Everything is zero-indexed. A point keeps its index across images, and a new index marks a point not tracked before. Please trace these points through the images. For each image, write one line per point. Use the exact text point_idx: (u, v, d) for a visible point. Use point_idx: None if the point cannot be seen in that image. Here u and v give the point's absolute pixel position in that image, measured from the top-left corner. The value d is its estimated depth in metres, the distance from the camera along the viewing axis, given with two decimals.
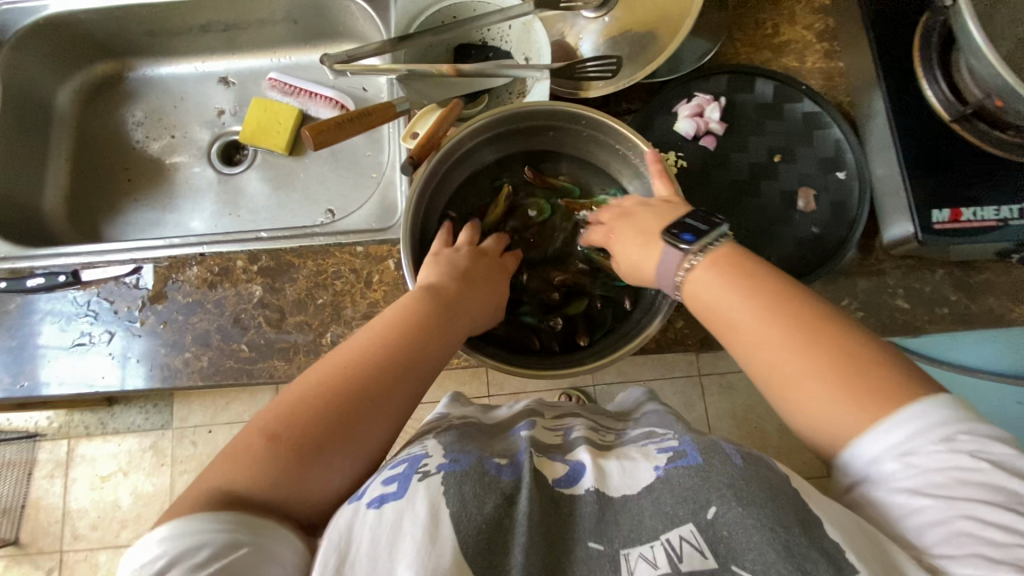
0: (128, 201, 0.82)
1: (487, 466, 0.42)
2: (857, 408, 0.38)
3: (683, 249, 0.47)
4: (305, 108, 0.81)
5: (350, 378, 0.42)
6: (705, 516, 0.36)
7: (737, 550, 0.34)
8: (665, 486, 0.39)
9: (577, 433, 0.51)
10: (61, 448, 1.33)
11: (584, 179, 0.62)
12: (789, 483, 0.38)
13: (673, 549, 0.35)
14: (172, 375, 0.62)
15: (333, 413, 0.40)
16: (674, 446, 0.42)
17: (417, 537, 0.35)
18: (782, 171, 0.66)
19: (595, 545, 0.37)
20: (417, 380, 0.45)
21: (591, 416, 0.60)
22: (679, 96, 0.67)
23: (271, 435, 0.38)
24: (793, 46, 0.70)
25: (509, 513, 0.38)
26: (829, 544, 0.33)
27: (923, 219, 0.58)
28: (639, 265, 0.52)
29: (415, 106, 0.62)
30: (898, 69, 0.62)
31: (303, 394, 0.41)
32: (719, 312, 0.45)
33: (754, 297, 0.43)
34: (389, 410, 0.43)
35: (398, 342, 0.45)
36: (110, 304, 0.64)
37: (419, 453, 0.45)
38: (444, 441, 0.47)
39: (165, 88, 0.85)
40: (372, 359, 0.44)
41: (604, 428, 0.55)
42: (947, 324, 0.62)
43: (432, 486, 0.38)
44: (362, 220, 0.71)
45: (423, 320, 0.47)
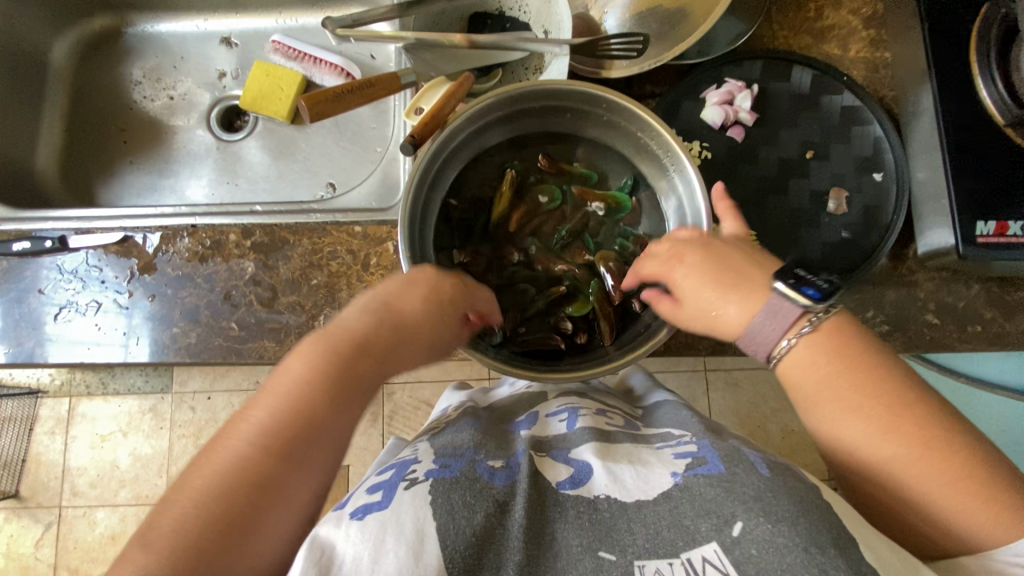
0: (124, 163, 0.78)
1: (480, 470, 0.40)
2: (988, 517, 0.36)
3: (807, 305, 0.39)
4: (309, 74, 0.76)
5: (237, 459, 0.37)
6: (730, 533, 0.34)
7: (766, 569, 0.32)
8: (685, 495, 0.36)
9: (581, 420, 0.48)
10: (63, 405, 1.34)
11: (602, 167, 0.58)
12: (819, 494, 0.36)
13: (694, 570, 0.33)
14: (160, 350, 0.60)
15: (219, 504, 0.35)
16: (692, 452, 0.40)
17: (399, 551, 0.33)
18: (814, 168, 0.62)
19: (606, 555, 0.35)
20: (315, 427, 0.39)
21: (598, 397, 0.57)
22: (707, 81, 0.62)
23: (144, 544, 0.34)
24: (836, 31, 0.64)
25: (501, 524, 0.36)
26: (864, 567, 0.32)
27: (965, 230, 0.53)
28: (718, 312, 0.43)
29: (421, 78, 0.58)
30: (951, 64, 0.56)
31: (184, 486, 0.36)
32: (819, 394, 0.40)
33: (861, 382, 0.39)
34: (284, 467, 0.38)
35: (282, 396, 0.40)
36: (98, 272, 0.62)
37: (410, 459, 0.45)
38: (438, 444, 0.46)
39: (165, 45, 0.81)
40: (261, 432, 0.38)
41: (612, 412, 0.53)
42: (979, 343, 0.58)
43: (418, 497, 0.37)
44: (363, 197, 0.68)
45: (317, 366, 0.41)
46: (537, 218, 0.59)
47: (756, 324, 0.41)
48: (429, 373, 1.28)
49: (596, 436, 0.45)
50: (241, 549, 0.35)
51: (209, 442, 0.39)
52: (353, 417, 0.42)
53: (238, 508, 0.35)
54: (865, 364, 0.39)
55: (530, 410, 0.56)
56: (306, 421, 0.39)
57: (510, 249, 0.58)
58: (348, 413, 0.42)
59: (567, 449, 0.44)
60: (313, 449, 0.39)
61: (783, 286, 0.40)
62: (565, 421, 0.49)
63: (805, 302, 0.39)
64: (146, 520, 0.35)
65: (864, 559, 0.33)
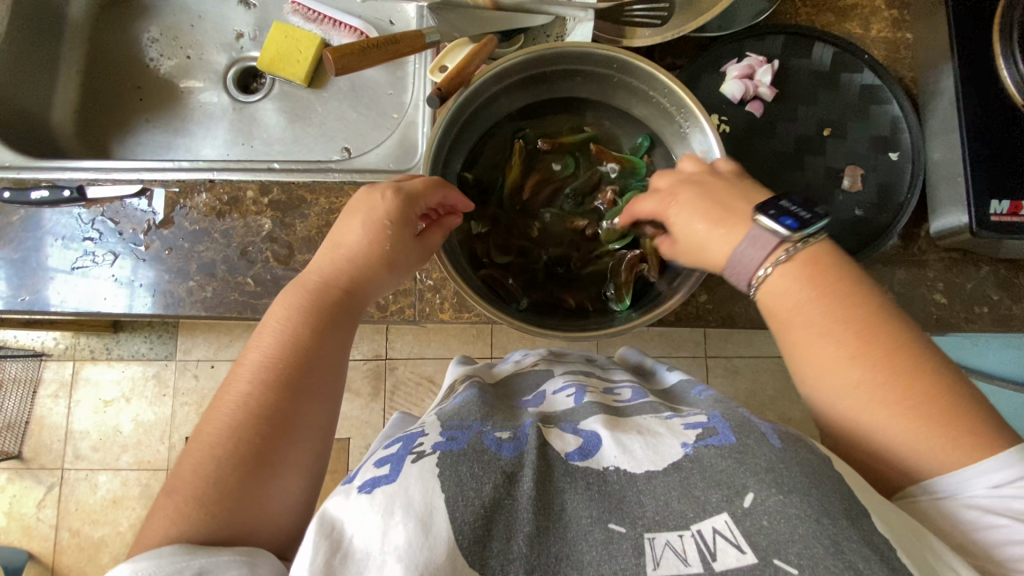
0: (139, 121, 0.78)
1: (486, 442, 0.39)
2: (945, 446, 0.36)
3: (783, 236, 0.41)
4: (327, 37, 0.76)
5: (244, 399, 0.40)
6: (741, 504, 0.33)
7: (778, 541, 0.31)
8: (695, 466, 0.35)
9: (589, 396, 0.48)
10: (67, 369, 1.34)
11: (614, 133, 0.59)
12: (832, 465, 0.35)
13: (705, 544, 0.32)
14: (176, 303, 0.60)
15: (234, 443, 0.38)
16: (702, 422, 0.39)
17: (408, 524, 0.32)
18: (830, 146, 0.62)
19: (616, 527, 0.34)
20: (308, 366, 0.43)
21: (604, 375, 0.58)
22: (729, 55, 0.62)
23: (170, 492, 0.37)
24: (859, 10, 0.64)
25: (510, 494, 0.35)
26: (880, 541, 0.31)
27: (980, 210, 0.54)
28: (704, 247, 0.45)
29: (445, 39, 0.58)
30: (975, 44, 0.56)
31: (199, 436, 0.39)
32: (790, 321, 0.41)
33: (825, 311, 0.40)
34: (290, 401, 0.41)
35: (273, 345, 0.43)
36: (115, 224, 0.62)
37: (417, 432, 0.43)
38: (444, 416, 0.44)
39: (182, 4, 0.80)
40: (260, 372, 0.41)
41: (621, 389, 0.53)
42: (985, 324, 0.59)
43: (425, 469, 0.36)
44: (379, 160, 0.68)
45: (303, 318, 0.44)
46: (551, 185, 0.59)
47: (738, 255, 0.42)
48: (432, 349, 1.29)
49: (605, 411, 0.44)
50: (264, 487, 0.38)
51: (211, 401, 0.41)
52: (344, 350, 0.45)
53: (254, 444, 0.39)
54: (830, 298, 0.40)
55: (536, 385, 0.56)
56: (299, 356, 0.43)
57: (529, 217, 0.58)
58: (339, 347, 0.45)
59: (574, 422, 0.43)
60: (314, 378, 0.42)
61: (764, 218, 0.42)
62: (573, 395, 0.49)
63: (782, 232, 0.41)
64: (173, 472, 0.39)
65: (875, 529, 0.31)
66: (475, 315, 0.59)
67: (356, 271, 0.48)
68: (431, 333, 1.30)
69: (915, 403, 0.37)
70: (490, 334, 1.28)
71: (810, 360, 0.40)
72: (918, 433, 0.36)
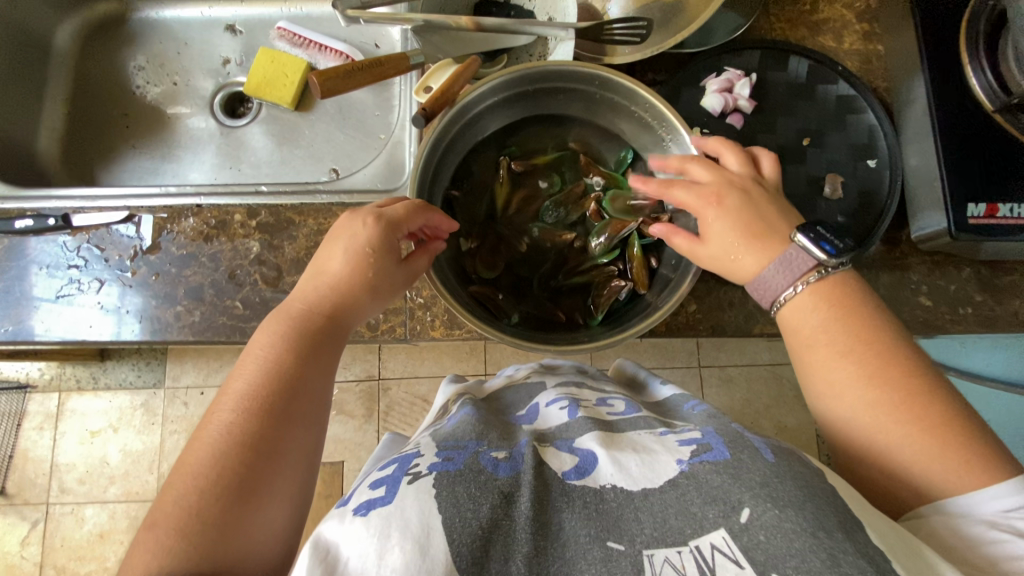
0: (126, 148, 0.78)
1: (483, 461, 0.39)
2: (953, 468, 0.37)
3: (821, 259, 0.43)
4: (313, 61, 0.77)
5: (227, 427, 0.40)
6: (738, 519, 0.33)
7: (775, 556, 0.31)
8: (691, 482, 0.35)
9: (583, 411, 0.48)
10: (52, 400, 1.32)
11: (597, 148, 0.59)
12: (825, 479, 0.36)
13: (704, 559, 0.32)
14: (163, 328, 0.60)
15: (216, 472, 0.38)
16: (696, 438, 0.39)
17: (406, 546, 0.31)
18: (810, 155, 0.63)
19: (615, 545, 0.33)
20: (290, 392, 0.42)
21: (596, 386, 0.58)
22: (708, 70, 0.64)
23: (151, 525, 0.36)
24: (831, 24, 0.66)
25: (508, 515, 0.35)
26: (874, 553, 0.31)
27: (958, 214, 0.55)
28: (734, 255, 0.46)
29: (429, 60, 0.59)
30: (942, 55, 0.58)
31: (181, 468, 0.39)
32: (809, 341, 0.44)
33: (845, 332, 0.42)
34: (274, 427, 0.41)
35: (255, 372, 0.43)
36: (100, 251, 0.62)
37: (413, 452, 0.43)
38: (439, 437, 0.44)
39: (169, 32, 0.81)
40: (245, 400, 0.41)
41: (614, 402, 0.53)
42: (970, 325, 0.60)
43: (422, 491, 0.35)
44: (368, 180, 0.68)
45: (284, 346, 0.45)
46: (537, 201, 0.59)
47: (766, 274, 0.45)
48: (425, 368, 1.28)
49: (599, 426, 0.44)
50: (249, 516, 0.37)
51: (194, 432, 0.41)
52: (327, 376, 0.45)
53: (237, 473, 0.38)
54: (848, 322, 0.43)
55: (529, 399, 0.56)
56: (283, 383, 0.42)
57: (518, 232, 0.58)
58: (322, 373, 0.45)
59: (571, 439, 0.42)
60: (297, 402, 0.42)
61: (804, 239, 0.44)
62: (566, 409, 0.49)
63: (821, 256, 0.43)
64: (154, 507, 0.38)
65: (870, 540, 0.32)
66: (466, 332, 0.59)
67: (337, 298, 0.48)
68: (425, 352, 1.30)
69: (928, 423, 0.38)
70: (484, 350, 1.27)
71: (827, 379, 0.42)
72: (928, 451, 0.38)
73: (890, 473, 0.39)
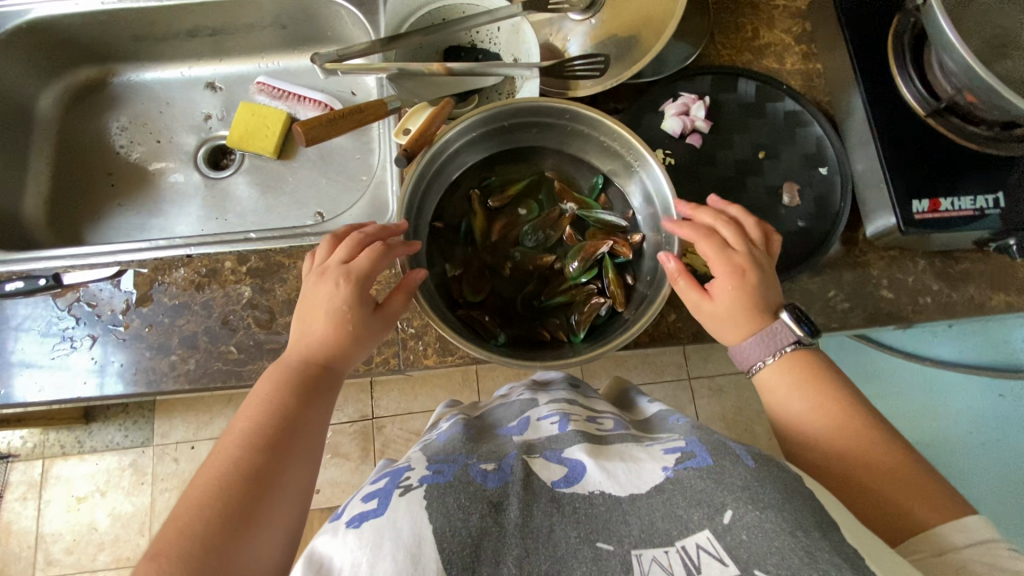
0: (111, 206, 0.80)
1: (473, 474, 0.40)
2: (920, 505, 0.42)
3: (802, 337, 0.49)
4: (293, 111, 0.81)
5: (235, 460, 0.41)
6: (721, 520, 0.35)
7: (757, 554, 0.32)
8: (676, 487, 0.37)
9: (572, 424, 0.50)
10: (35, 469, 1.28)
11: (571, 175, 0.63)
12: (803, 482, 0.38)
13: (690, 559, 0.34)
14: (158, 378, 0.60)
15: (224, 502, 0.39)
16: (681, 447, 0.41)
17: (397, 554, 0.33)
18: (766, 167, 0.68)
19: (604, 546, 0.35)
20: (294, 430, 0.44)
21: (587, 401, 0.60)
22: (665, 96, 0.69)
23: (156, 552, 0.36)
24: (772, 48, 0.72)
25: (497, 522, 0.36)
26: (850, 551, 0.33)
27: (905, 211, 0.60)
28: (725, 322, 0.51)
29: (405, 104, 0.63)
30: (874, 69, 0.64)
31: (188, 498, 0.40)
32: (786, 394, 0.49)
33: (817, 381, 0.49)
34: (280, 463, 0.42)
35: (262, 411, 0.45)
36: (92, 307, 0.63)
37: (404, 467, 0.45)
38: (431, 452, 0.46)
39: (150, 93, 0.84)
40: (252, 435, 0.43)
41: (602, 416, 0.55)
42: (931, 313, 0.64)
43: (414, 502, 0.37)
44: (354, 220, 0.71)
45: (288, 385, 0.47)
46: (517, 227, 0.62)
47: (745, 345, 0.50)
48: (420, 404, 1.29)
49: (586, 437, 0.45)
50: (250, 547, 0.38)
51: (201, 464, 0.42)
52: (325, 418, 0.48)
53: (239, 499, 0.39)
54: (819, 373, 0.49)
55: (522, 414, 0.57)
56: (285, 418, 0.44)
57: (501, 257, 0.61)
58: (321, 414, 0.47)
59: (560, 449, 0.44)
60: (301, 441, 0.44)
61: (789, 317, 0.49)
62: (557, 423, 0.51)
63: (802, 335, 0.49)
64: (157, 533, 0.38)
65: (846, 541, 0.34)
66: (457, 358, 0.61)
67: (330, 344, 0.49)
68: (418, 387, 1.30)
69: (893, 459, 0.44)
70: (475, 379, 1.29)
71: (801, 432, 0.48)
72: (904, 485, 0.43)
73: (872, 508, 0.43)
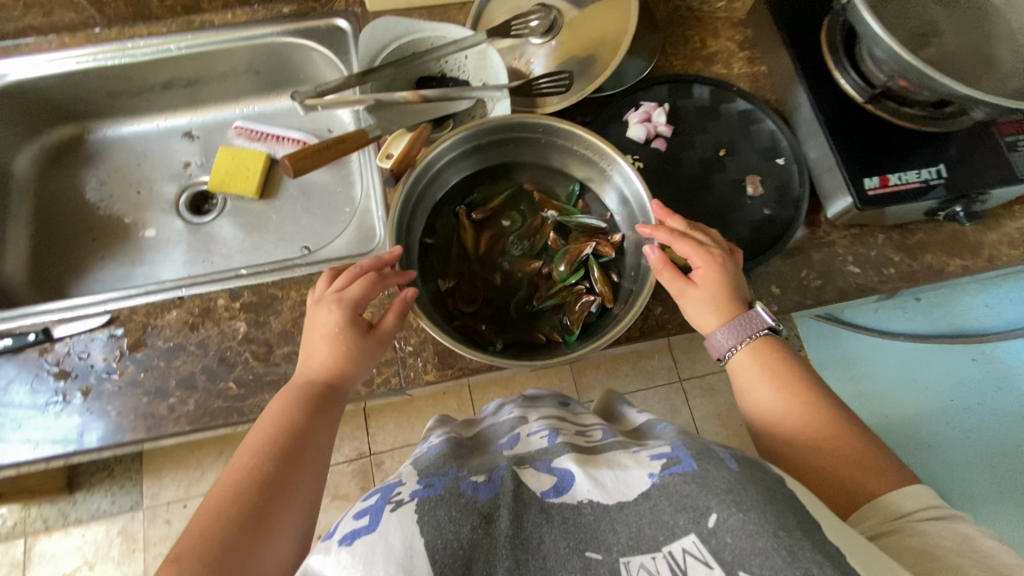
0: (94, 260, 0.80)
1: (464, 486, 0.41)
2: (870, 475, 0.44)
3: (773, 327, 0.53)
4: (272, 151, 0.83)
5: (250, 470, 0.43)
6: (705, 524, 0.35)
7: (741, 555, 0.33)
8: (662, 493, 0.38)
9: (560, 438, 0.51)
10: (17, 548, 1.21)
11: (549, 185, 0.66)
12: (785, 482, 0.38)
13: (676, 562, 0.35)
14: (157, 423, 0.60)
15: (240, 509, 0.40)
16: (665, 453, 0.42)
17: (389, 570, 0.34)
18: (729, 163, 0.72)
19: (593, 555, 0.36)
20: (305, 442, 0.46)
21: (575, 419, 0.61)
22: (627, 106, 0.73)
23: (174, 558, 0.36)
24: (719, 55, 0.78)
25: (488, 533, 0.37)
26: (831, 549, 0.33)
27: (858, 189, 0.64)
28: (700, 313, 0.55)
29: (386, 132, 0.66)
30: (812, 65, 0.69)
31: (204, 509, 0.40)
32: (751, 383, 0.52)
33: (780, 369, 0.51)
34: (293, 472, 0.43)
35: (274, 425, 0.46)
36: (84, 358, 0.62)
37: (395, 481, 0.45)
38: (420, 466, 0.47)
39: (128, 147, 0.86)
40: (266, 447, 0.44)
41: (589, 431, 0.56)
42: (896, 283, 0.68)
43: (404, 516, 0.37)
44: (342, 248, 0.73)
45: (297, 401, 0.48)
46: (503, 239, 0.65)
47: (718, 335, 0.53)
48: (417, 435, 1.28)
49: (574, 449, 0.47)
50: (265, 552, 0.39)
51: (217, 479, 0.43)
52: (334, 431, 0.49)
53: (253, 504, 0.40)
54: (781, 363, 0.52)
55: (512, 431, 0.59)
56: (297, 431, 0.46)
57: (491, 268, 0.63)
58: (329, 429, 0.48)
59: (549, 460, 0.45)
60: (311, 453, 0.45)
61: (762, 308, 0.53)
62: (546, 437, 0.52)
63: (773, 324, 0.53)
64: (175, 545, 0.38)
65: (828, 538, 0.35)
66: (455, 371, 0.62)
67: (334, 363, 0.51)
68: (414, 419, 1.30)
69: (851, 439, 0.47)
70: (472, 403, 1.29)
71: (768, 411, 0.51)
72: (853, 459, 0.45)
73: (834, 488, 0.45)
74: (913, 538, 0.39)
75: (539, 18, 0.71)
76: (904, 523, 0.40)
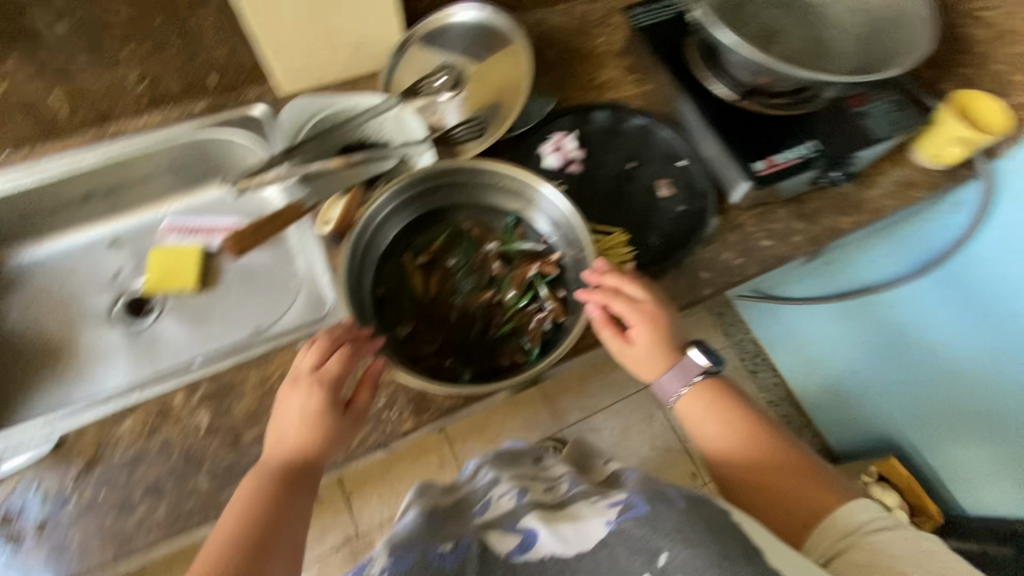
0: (28, 388, 0.76)
1: (434, 556, 0.50)
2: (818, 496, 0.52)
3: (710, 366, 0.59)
4: (206, 243, 0.84)
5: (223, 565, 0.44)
6: (656, 564, 0.41)
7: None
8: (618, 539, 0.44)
9: (527, 496, 0.57)
10: None
11: (485, 219, 0.70)
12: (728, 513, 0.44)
13: None
14: (127, 540, 0.56)
15: None
16: (621, 500, 0.48)
17: None
18: (639, 172, 0.80)
19: None
20: (280, 527, 0.48)
21: (544, 474, 0.67)
22: (539, 140, 0.80)
23: None
24: (610, 82, 0.87)
25: None
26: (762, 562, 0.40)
27: (751, 172, 0.73)
28: (644, 366, 0.59)
29: (321, 200, 0.70)
30: (688, 76, 0.79)
31: None
32: (701, 424, 0.58)
33: (722, 408, 0.58)
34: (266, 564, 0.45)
35: (249, 511, 0.48)
36: (33, 492, 0.58)
37: (372, 559, 0.53)
38: (398, 542, 0.54)
39: (49, 266, 0.83)
40: (238, 537, 0.46)
41: (554, 483, 0.63)
42: (805, 248, 0.77)
43: None
44: (293, 318, 0.77)
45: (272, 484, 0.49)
46: (452, 276, 0.67)
47: (664, 380, 0.59)
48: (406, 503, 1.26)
49: (540, 506, 0.54)
50: None
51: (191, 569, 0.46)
52: (308, 511, 0.50)
53: None
54: (725, 401, 0.58)
55: (485, 495, 0.63)
56: (272, 520, 0.47)
57: (444, 306, 0.65)
58: (302, 511, 0.49)
59: (516, 520, 0.53)
60: (286, 539, 0.47)
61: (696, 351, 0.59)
62: (513, 497, 0.58)
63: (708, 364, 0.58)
64: None
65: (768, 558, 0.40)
66: (429, 415, 0.63)
67: (308, 440, 0.51)
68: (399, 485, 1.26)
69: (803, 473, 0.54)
70: (455, 456, 1.28)
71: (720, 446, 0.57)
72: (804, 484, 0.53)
73: (790, 516, 0.52)
74: (859, 553, 0.47)
75: (444, 75, 0.78)
76: (853, 538, 0.48)
